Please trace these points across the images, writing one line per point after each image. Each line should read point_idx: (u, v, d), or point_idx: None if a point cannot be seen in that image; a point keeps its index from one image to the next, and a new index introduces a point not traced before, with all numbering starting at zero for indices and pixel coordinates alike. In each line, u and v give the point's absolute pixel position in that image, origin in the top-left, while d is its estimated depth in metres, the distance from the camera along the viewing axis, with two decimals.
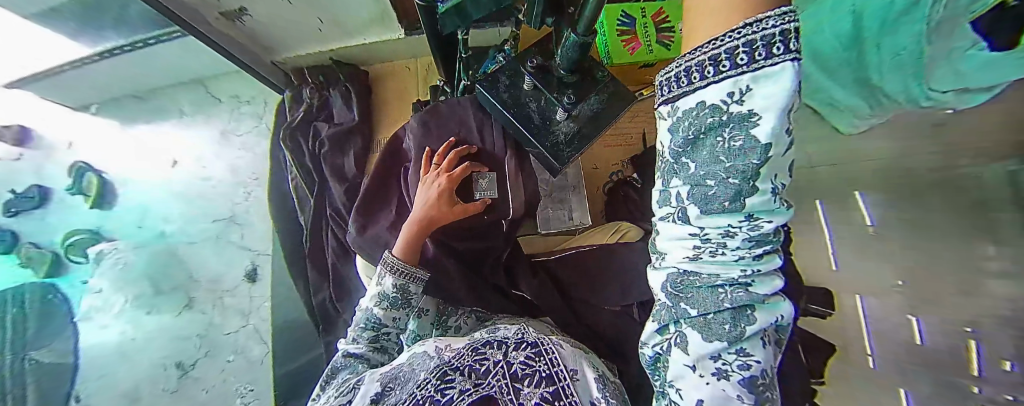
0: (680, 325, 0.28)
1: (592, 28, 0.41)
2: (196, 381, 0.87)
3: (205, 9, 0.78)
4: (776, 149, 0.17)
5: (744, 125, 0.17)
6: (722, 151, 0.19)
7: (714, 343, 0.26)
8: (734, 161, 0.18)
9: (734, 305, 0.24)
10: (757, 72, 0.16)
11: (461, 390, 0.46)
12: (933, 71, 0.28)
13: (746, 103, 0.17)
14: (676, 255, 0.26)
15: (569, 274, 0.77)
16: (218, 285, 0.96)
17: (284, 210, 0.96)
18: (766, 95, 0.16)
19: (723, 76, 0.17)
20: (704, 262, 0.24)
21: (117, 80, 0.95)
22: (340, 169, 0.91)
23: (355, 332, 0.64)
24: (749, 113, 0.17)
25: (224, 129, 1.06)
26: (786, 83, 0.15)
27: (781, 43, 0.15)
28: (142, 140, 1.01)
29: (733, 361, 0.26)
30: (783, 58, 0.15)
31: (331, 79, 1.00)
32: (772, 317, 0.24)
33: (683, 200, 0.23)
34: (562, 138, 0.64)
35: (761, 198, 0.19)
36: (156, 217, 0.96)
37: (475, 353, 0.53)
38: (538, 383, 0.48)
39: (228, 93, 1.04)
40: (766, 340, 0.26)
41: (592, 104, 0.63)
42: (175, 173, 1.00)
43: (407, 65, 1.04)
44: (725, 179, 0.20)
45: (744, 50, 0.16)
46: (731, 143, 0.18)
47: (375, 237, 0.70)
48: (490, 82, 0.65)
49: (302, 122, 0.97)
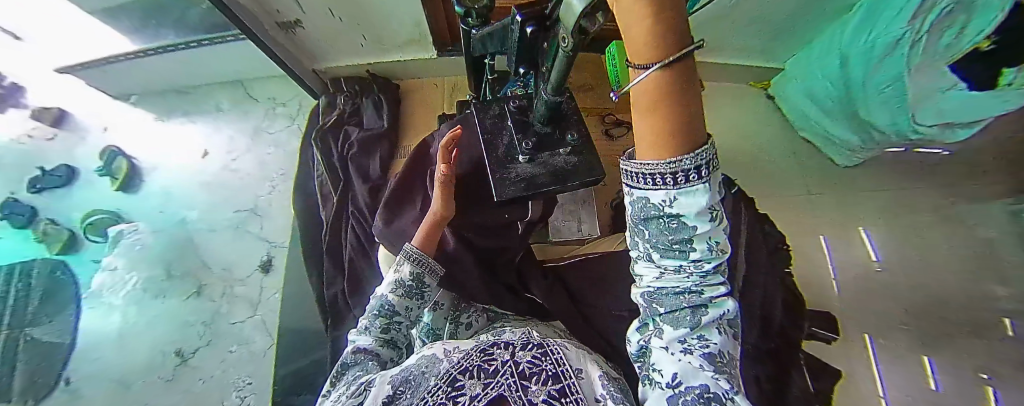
0: (656, 321, 0.28)
1: (560, 90, 0.43)
2: (195, 370, 0.83)
3: (264, 18, 0.88)
4: (702, 230, 0.21)
5: (677, 217, 0.20)
6: (662, 229, 0.22)
7: (682, 334, 0.26)
8: (673, 235, 0.22)
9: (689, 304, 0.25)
10: (683, 192, 0.18)
11: (472, 396, 0.38)
12: (916, 112, 0.61)
13: (677, 209, 0.19)
14: (643, 272, 0.27)
15: (578, 280, 0.81)
16: (230, 275, 0.92)
17: (305, 206, 0.99)
18: (688, 203, 0.19)
19: (653, 190, 0.19)
20: (665, 280, 0.25)
21: (165, 75, 1.01)
22: (365, 170, 0.96)
23: (368, 320, 0.63)
24: (678, 215, 0.20)
25: (257, 126, 1.11)
26: (701, 197, 0.18)
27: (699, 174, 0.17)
28: (174, 130, 1.06)
29: (694, 342, 0.26)
30: (699, 183, 0.18)
31: (366, 89, 1.08)
32: (720, 313, 0.25)
33: (640, 247, 0.25)
34: (512, 175, 0.66)
35: (702, 252, 0.23)
36: (177, 203, 0.97)
37: (483, 353, 0.46)
38: (545, 382, 0.42)
39: (267, 95, 1.12)
40: (721, 327, 0.27)
41: (561, 158, 0.68)
42: (203, 163, 1.03)
43: (435, 82, 1.13)
44: (669, 244, 0.23)
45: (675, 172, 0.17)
46: (671, 224, 0.21)
47: (400, 230, 0.74)
48: (482, 107, 0.73)
49: (334, 125, 1.04)
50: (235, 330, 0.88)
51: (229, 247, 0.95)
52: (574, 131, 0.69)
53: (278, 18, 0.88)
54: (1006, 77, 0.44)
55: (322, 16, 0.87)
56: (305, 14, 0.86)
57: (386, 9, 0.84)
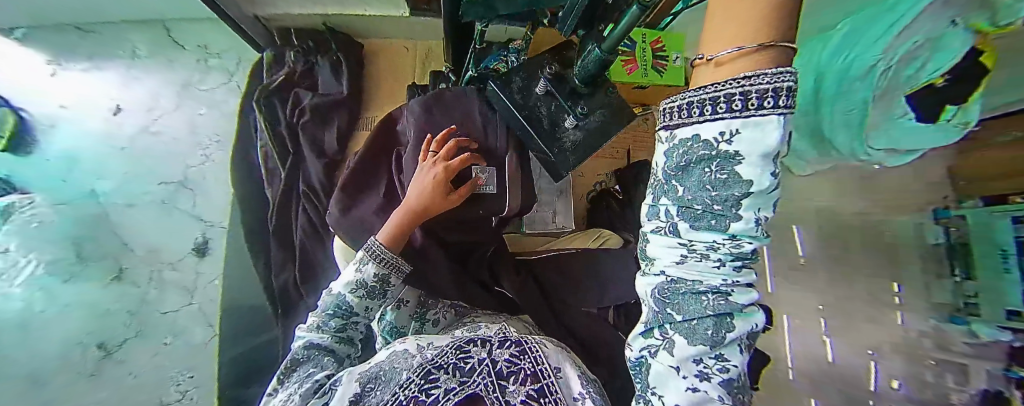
0: (665, 329, 0.32)
1: (615, 49, 0.45)
2: (121, 364, 0.73)
3: None
4: (759, 188, 0.22)
5: (732, 160, 0.22)
6: (709, 181, 0.24)
7: (695, 347, 0.30)
8: (720, 191, 0.23)
9: (711, 312, 0.28)
10: (746, 118, 0.20)
11: (447, 389, 0.46)
12: None
13: (734, 144, 0.21)
14: (661, 254, 0.30)
15: (553, 277, 0.77)
16: (156, 256, 0.82)
17: (248, 181, 0.87)
18: (750, 143, 0.20)
19: (720, 116, 0.21)
20: (689, 266, 0.28)
21: (54, 6, 0.80)
22: (320, 143, 0.85)
23: (320, 319, 0.59)
24: (734, 153, 0.21)
25: (185, 81, 0.92)
26: (771, 136, 0.19)
27: (771, 96, 0.19)
28: (71, 78, 0.85)
29: (712, 363, 0.30)
30: (770, 110, 0.19)
31: (322, 46, 0.92)
32: (747, 325, 0.28)
33: (673, 220, 0.28)
34: (568, 145, 0.66)
35: (744, 225, 0.24)
36: (85, 170, 0.81)
37: (459, 351, 0.51)
38: (522, 382, 0.47)
39: (197, 42, 0.93)
40: (744, 347, 0.30)
41: (594, 119, 0.63)
42: (119, 122, 0.86)
43: (406, 45, 0.99)
44: (711, 206, 0.25)
45: (739, 98, 0.20)
46: (721, 175, 0.23)
47: (360, 219, 0.67)
48: (502, 81, 0.67)
49: (282, 86, 0.88)
50: (167, 321, 0.79)
51: (154, 225, 0.84)
52: (580, 107, 0.62)
53: None
54: (943, 111, 0.21)
55: None
56: None
57: None
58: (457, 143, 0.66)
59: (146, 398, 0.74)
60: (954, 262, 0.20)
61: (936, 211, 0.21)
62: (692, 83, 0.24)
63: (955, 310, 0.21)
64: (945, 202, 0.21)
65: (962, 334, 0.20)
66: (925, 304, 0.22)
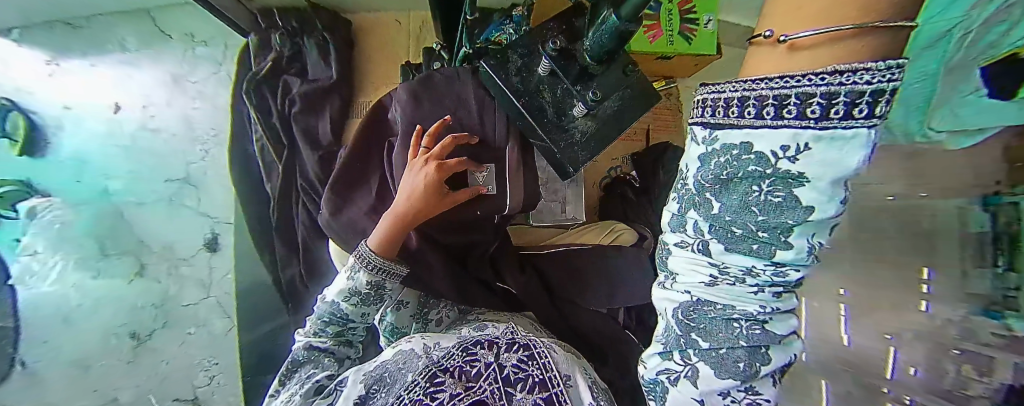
0: (686, 354, 0.25)
1: (637, 15, 0.34)
2: (154, 352, 0.79)
3: None
4: (817, 218, 0.14)
5: (788, 180, 0.14)
6: (754, 201, 0.16)
7: (724, 382, 0.23)
8: (769, 217, 0.16)
9: (744, 343, 0.21)
10: (821, 133, 0.12)
11: (451, 395, 0.42)
12: None
13: (799, 163, 0.13)
14: (681, 269, 0.23)
15: (560, 275, 0.72)
16: (172, 253, 0.86)
17: (248, 177, 0.86)
18: (821, 162, 0.12)
19: (784, 124, 0.13)
20: (719, 290, 0.21)
21: (40, 4, 0.78)
22: (313, 133, 0.80)
23: (316, 325, 0.59)
24: (799, 174, 0.13)
25: (175, 73, 0.90)
26: (853, 151, 0.11)
27: (867, 103, 0.10)
28: (72, 76, 0.85)
29: (743, 395, 0.23)
30: (859, 122, 0.11)
31: (307, 26, 0.85)
32: (784, 357, 0.22)
33: (698, 236, 0.20)
34: (578, 137, 0.57)
35: (794, 253, 0.17)
36: (96, 171, 0.83)
37: (466, 353, 0.48)
38: (530, 389, 0.44)
39: (182, 30, 0.88)
40: (777, 377, 0.23)
41: (606, 107, 0.55)
42: (119, 120, 0.87)
43: (398, 18, 0.89)
44: (752, 232, 0.17)
45: (819, 101, 0.12)
46: (768, 197, 0.15)
47: (351, 221, 0.63)
48: (497, 60, 0.57)
49: (270, 73, 0.83)
50: (189, 312, 0.85)
51: (169, 223, 0.87)
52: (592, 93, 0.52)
53: None
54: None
55: None
56: None
57: None
58: (454, 140, 0.58)
59: (180, 381, 0.81)
60: (999, 250, 0.17)
61: (986, 196, 0.18)
62: (749, 66, 0.16)
63: (993, 303, 0.18)
64: (997, 187, 0.18)
65: (990, 327, 0.18)
66: (957, 294, 0.19)
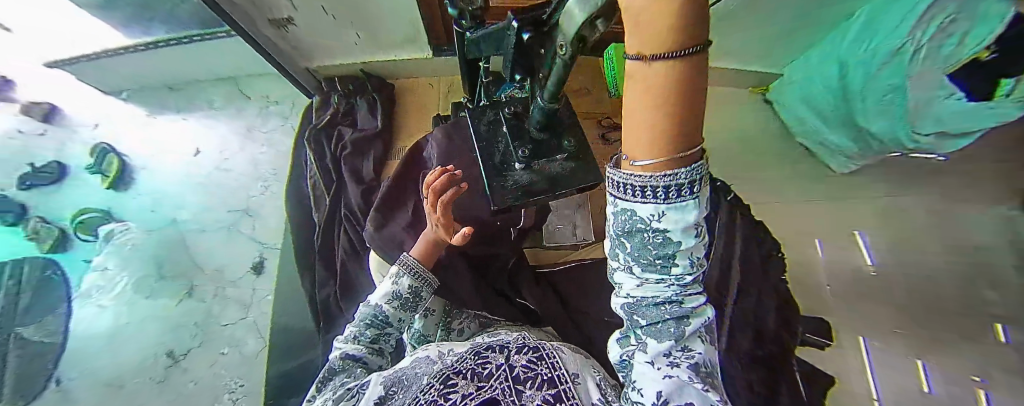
0: (638, 334, 0.27)
1: (557, 97, 0.38)
2: (185, 372, 0.84)
3: (256, 15, 0.84)
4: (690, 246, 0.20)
5: (661, 231, 0.19)
6: (652, 241, 0.20)
7: (664, 346, 0.25)
8: (663, 249, 0.20)
9: (671, 315, 0.24)
10: (666, 206, 0.17)
11: (464, 394, 0.42)
12: None
13: (664, 222, 0.18)
14: (622, 280, 0.25)
15: (571, 287, 0.82)
16: (220, 275, 0.94)
17: (298, 208, 0.99)
18: (682, 218, 0.17)
19: (645, 202, 0.17)
20: (647, 290, 0.23)
21: (157, 72, 1.01)
22: (358, 171, 0.95)
23: (356, 329, 0.61)
24: (663, 229, 0.18)
25: (249, 124, 1.09)
26: (683, 214, 0.17)
27: (680, 189, 0.16)
28: (164, 128, 1.04)
29: (680, 355, 0.26)
30: (680, 199, 0.17)
31: (360, 88, 1.07)
32: (702, 319, 0.25)
33: (622, 257, 0.23)
34: (511, 185, 0.54)
35: (684, 266, 0.22)
36: (169, 203, 0.98)
37: (478, 357, 0.49)
38: (538, 387, 0.43)
39: (259, 92, 1.11)
40: (704, 336, 0.27)
41: (558, 165, 0.56)
42: (198, 161, 1.03)
43: (430, 82, 1.12)
44: (655, 256, 0.21)
45: (664, 190, 0.16)
46: (660, 237, 0.19)
47: (391, 236, 0.74)
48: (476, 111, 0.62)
49: (327, 124, 1.02)
50: (225, 332, 0.89)
51: (220, 248, 0.96)
52: (520, 151, 0.55)
53: (267, 15, 0.84)
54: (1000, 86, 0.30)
55: (315, 13, 0.85)
56: (297, 10, 0.83)
57: (384, 6, 0.83)
58: (449, 179, 0.56)
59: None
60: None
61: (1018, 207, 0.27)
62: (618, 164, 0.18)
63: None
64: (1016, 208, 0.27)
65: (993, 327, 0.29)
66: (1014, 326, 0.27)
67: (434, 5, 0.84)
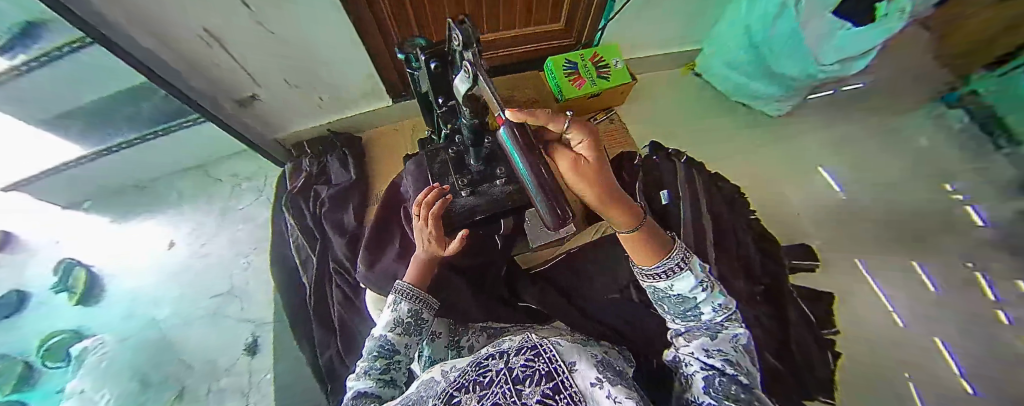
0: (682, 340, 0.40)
1: (476, 115, 0.50)
2: None
3: (221, 98, 0.87)
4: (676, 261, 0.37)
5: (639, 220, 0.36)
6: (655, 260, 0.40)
7: (700, 342, 0.37)
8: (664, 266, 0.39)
9: (693, 318, 0.39)
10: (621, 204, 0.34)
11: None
12: None
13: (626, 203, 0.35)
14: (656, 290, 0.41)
15: (567, 278, 0.84)
16: (212, 366, 0.90)
17: (286, 277, 0.96)
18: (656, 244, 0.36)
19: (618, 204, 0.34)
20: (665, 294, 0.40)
21: (120, 176, 0.98)
22: (340, 223, 0.95)
23: (364, 365, 0.54)
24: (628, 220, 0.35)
25: (224, 206, 1.10)
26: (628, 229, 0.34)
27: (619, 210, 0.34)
28: (129, 232, 1.03)
29: (714, 350, 0.35)
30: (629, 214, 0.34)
31: (328, 146, 1.11)
32: (731, 329, 0.37)
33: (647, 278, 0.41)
34: (457, 210, 0.64)
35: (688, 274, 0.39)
36: (147, 305, 0.97)
37: (474, 368, 0.30)
38: (536, 381, 0.25)
39: (228, 172, 1.11)
40: (736, 346, 0.36)
41: (497, 189, 0.68)
42: (173, 253, 1.03)
43: (395, 126, 1.18)
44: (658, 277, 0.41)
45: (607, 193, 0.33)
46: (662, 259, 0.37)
47: (384, 269, 0.74)
48: (432, 152, 0.75)
49: (301, 187, 1.03)
50: None
51: (207, 337, 0.94)
52: (462, 182, 0.67)
53: (232, 94, 0.88)
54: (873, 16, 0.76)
55: (278, 86, 0.90)
56: (261, 86, 0.88)
57: (339, 66, 0.90)
58: (438, 192, 0.55)
59: None
60: None
61: None
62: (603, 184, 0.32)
63: None
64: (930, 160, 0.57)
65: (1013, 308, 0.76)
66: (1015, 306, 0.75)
67: (387, 59, 0.93)
